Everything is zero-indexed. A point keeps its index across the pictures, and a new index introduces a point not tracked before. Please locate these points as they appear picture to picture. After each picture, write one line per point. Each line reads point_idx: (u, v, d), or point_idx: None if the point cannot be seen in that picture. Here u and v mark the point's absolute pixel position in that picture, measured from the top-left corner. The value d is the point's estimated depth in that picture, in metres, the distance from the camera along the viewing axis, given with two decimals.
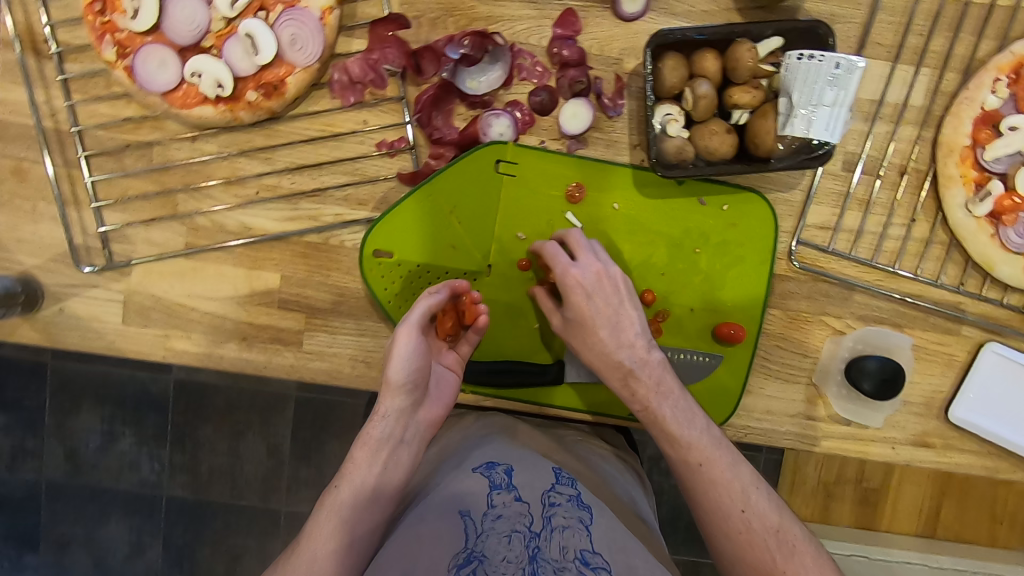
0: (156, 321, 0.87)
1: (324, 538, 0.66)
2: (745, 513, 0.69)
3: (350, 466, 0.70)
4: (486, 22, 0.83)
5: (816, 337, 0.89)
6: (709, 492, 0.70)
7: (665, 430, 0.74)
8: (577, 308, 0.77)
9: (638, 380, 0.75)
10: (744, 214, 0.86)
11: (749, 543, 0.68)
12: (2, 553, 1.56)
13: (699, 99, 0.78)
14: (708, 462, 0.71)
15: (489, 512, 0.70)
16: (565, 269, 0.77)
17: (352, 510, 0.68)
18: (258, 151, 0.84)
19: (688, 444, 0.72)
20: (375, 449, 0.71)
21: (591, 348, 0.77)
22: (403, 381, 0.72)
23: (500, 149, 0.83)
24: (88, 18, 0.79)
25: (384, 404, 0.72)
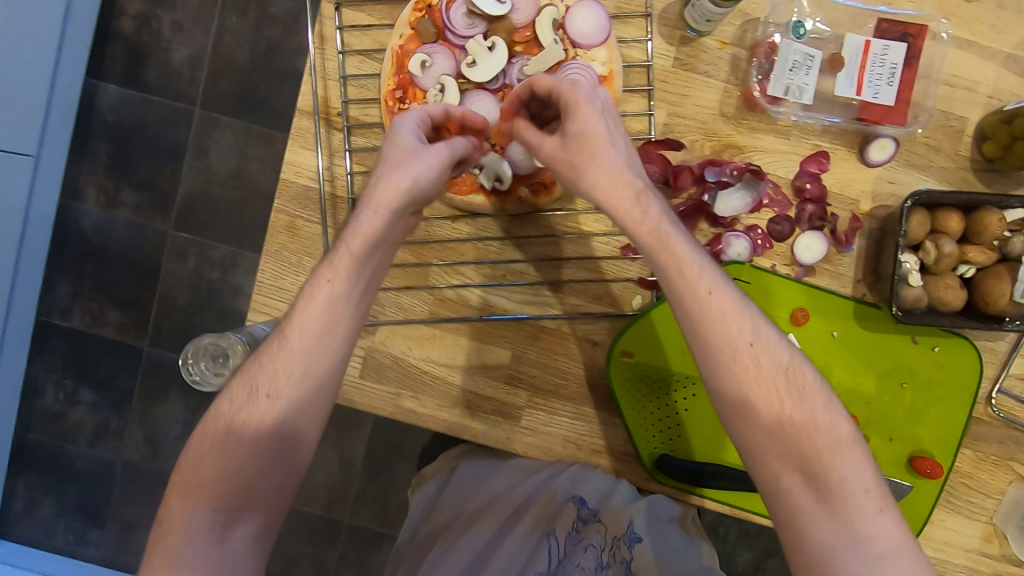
0: (390, 380, 0.93)
1: (314, 352, 0.62)
2: (824, 424, 0.61)
3: (335, 259, 0.63)
4: (741, 150, 0.90)
5: (1000, 479, 0.94)
6: (722, 332, 0.61)
7: (729, 338, 0.61)
8: (585, 123, 0.65)
9: (719, 298, 0.61)
10: (953, 356, 0.91)
11: (803, 421, 0.61)
12: (67, 526, 1.52)
13: (943, 257, 0.84)
14: (759, 346, 0.62)
15: (568, 539, 0.87)
16: (572, 84, 0.67)
17: (333, 310, 0.62)
18: (513, 239, 0.91)
19: (774, 362, 0.61)
20: (360, 263, 0.63)
21: (594, 169, 0.64)
22: (401, 201, 0.64)
23: (739, 269, 0.89)
24: (389, 103, 0.86)
25: (390, 209, 0.64)
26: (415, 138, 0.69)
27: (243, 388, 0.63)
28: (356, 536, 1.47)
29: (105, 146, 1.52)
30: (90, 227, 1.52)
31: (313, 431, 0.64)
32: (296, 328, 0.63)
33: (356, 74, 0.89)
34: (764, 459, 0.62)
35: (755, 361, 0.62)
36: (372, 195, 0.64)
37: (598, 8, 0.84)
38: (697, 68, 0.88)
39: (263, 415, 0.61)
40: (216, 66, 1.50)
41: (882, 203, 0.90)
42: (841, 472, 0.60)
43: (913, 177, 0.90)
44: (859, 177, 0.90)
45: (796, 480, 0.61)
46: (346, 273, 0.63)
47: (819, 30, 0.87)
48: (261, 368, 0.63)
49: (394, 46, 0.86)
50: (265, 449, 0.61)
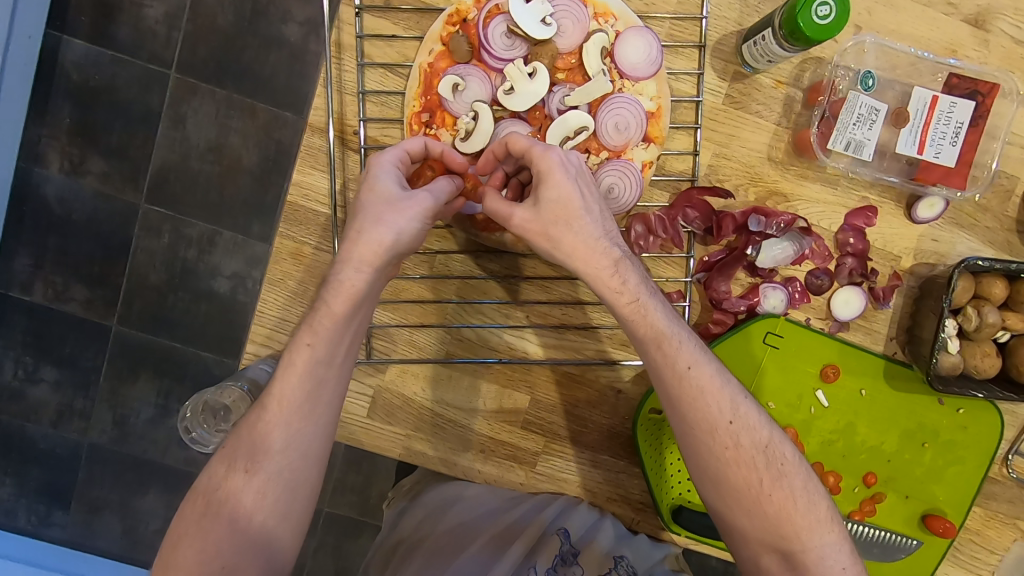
0: (400, 421, 0.86)
1: (297, 413, 0.61)
2: (801, 504, 0.64)
3: (305, 335, 0.61)
4: (785, 198, 0.85)
5: (1008, 538, 0.94)
6: (702, 407, 0.64)
7: (708, 416, 0.64)
8: (561, 192, 0.61)
9: (697, 374, 0.63)
10: (976, 419, 0.90)
11: (781, 502, 0.63)
12: (29, 508, 1.39)
13: (984, 327, 0.82)
14: (738, 425, 0.64)
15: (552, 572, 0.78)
16: (546, 150, 0.63)
17: (313, 374, 0.61)
18: (540, 279, 0.86)
19: (739, 430, 0.64)
20: (343, 324, 0.61)
21: (570, 237, 0.61)
22: (383, 257, 0.60)
23: (773, 322, 0.85)
24: (414, 126, 0.78)
25: (371, 265, 0.60)
26: (394, 184, 0.63)
27: (222, 463, 0.62)
28: (335, 524, 1.36)
29: (69, 107, 1.35)
30: (53, 196, 1.36)
31: (301, 503, 0.62)
32: (273, 397, 0.61)
33: (376, 90, 0.80)
34: (742, 536, 0.65)
35: (734, 439, 0.64)
36: (347, 252, 0.61)
37: (650, 36, 0.77)
38: (748, 108, 0.83)
39: (243, 493, 0.60)
40: (196, 28, 1.34)
41: (924, 260, 0.87)
42: (818, 548, 0.63)
43: (959, 235, 0.87)
44: (904, 233, 0.86)
45: (773, 560, 0.64)
46: (325, 335, 0.61)
47: (881, 76, 0.82)
48: (240, 437, 0.62)
49: (422, 63, 0.78)
50: (245, 527, 0.60)
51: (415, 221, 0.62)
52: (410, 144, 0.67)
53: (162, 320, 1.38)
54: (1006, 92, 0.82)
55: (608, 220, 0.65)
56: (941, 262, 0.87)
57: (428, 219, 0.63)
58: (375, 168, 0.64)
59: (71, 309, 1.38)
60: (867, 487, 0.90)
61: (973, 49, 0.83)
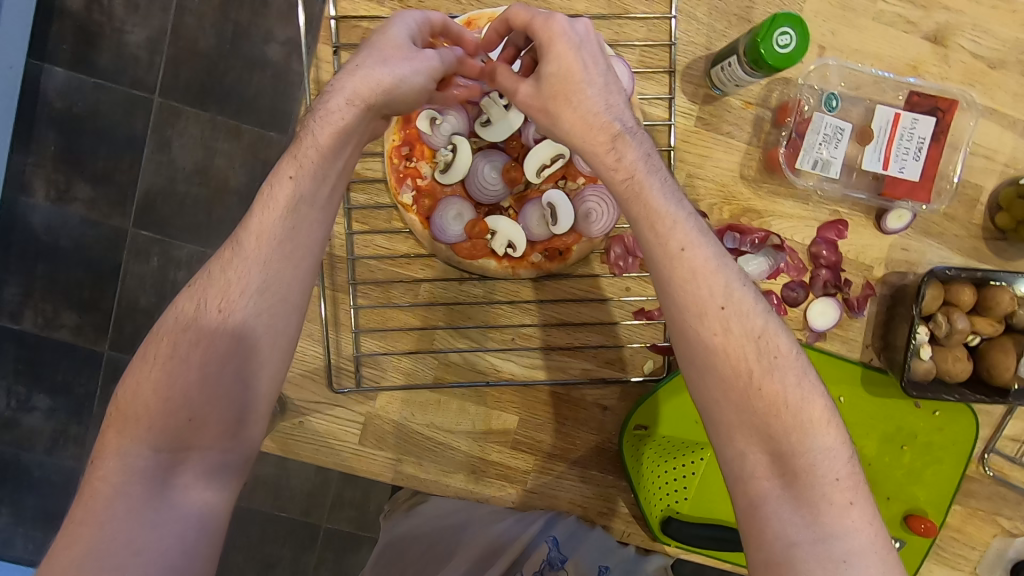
0: (392, 446, 0.88)
1: (281, 250, 0.58)
2: (794, 401, 0.55)
3: (293, 163, 0.60)
4: (759, 214, 0.87)
5: (987, 533, 0.97)
6: (692, 289, 0.55)
7: (698, 297, 0.55)
8: (562, 65, 0.61)
9: (692, 252, 0.56)
10: (952, 420, 0.92)
11: (771, 397, 0.54)
12: (28, 535, 1.40)
13: (956, 332, 0.84)
14: (730, 311, 0.55)
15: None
16: (552, 19, 0.63)
17: (293, 210, 0.59)
18: (524, 303, 0.88)
19: (731, 312, 0.55)
20: (328, 158, 0.60)
21: (570, 113, 0.61)
22: (378, 96, 0.61)
23: None
24: (394, 160, 0.81)
25: (365, 102, 0.61)
26: (405, 36, 0.66)
27: (190, 305, 0.58)
28: (336, 539, 1.38)
29: (54, 135, 1.35)
30: (40, 223, 1.37)
31: (277, 360, 0.59)
32: (251, 231, 0.58)
33: None
34: (727, 437, 0.55)
35: (725, 325, 0.55)
36: (342, 85, 0.61)
37: (621, 65, 0.79)
38: (720, 128, 0.86)
39: (212, 336, 0.56)
40: (178, 52, 1.35)
41: (895, 269, 0.90)
42: (810, 455, 0.53)
43: (928, 244, 0.89)
44: (875, 244, 0.89)
45: (760, 461, 0.54)
46: (309, 168, 0.60)
47: (846, 93, 0.85)
48: (209, 281, 0.58)
49: None
50: (214, 365, 0.56)
51: (419, 73, 0.65)
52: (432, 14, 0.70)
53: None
54: (966, 106, 0.86)
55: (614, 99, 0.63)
56: (912, 271, 0.90)
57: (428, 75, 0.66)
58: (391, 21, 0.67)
59: (62, 336, 1.38)
60: None
61: (934, 65, 0.86)
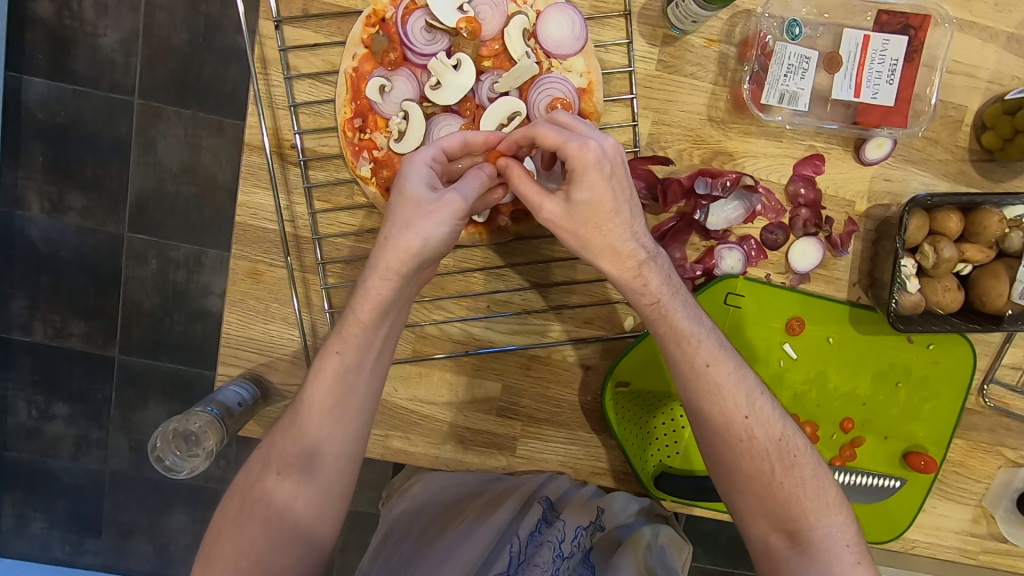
0: (377, 422, 0.89)
1: (337, 420, 0.63)
2: (811, 489, 0.64)
3: (338, 340, 0.62)
4: (731, 156, 0.84)
5: (991, 465, 0.95)
6: (718, 402, 0.65)
7: (724, 409, 0.65)
8: (595, 194, 0.60)
9: (716, 368, 0.65)
10: (947, 353, 0.90)
11: (791, 490, 0.64)
12: (64, 537, 1.46)
13: (943, 262, 0.81)
14: (753, 418, 0.65)
15: (532, 537, 0.83)
16: (583, 144, 0.59)
17: (343, 382, 0.62)
18: (495, 269, 0.85)
19: (753, 418, 0.65)
20: (371, 330, 0.62)
21: (600, 239, 0.62)
22: (408, 263, 0.59)
23: (733, 283, 0.85)
24: (348, 133, 0.78)
25: (398, 273, 0.60)
26: (423, 186, 0.61)
27: (257, 464, 0.64)
28: (358, 522, 1.38)
29: (40, 146, 1.34)
30: (38, 236, 1.37)
31: (338, 504, 0.64)
32: (305, 404, 0.62)
33: (307, 101, 0.80)
34: (753, 519, 0.65)
35: (750, 432, 0.65)
36: (378, 260, 0.60)
37: (571, 11, 0.76)
38: (683, 70, 0.82)
39: (274, 495, 0.62)
40: (153, 51, 1.31)
41: (878, 202, 0.86)
42: (825, 530, 0.63)
43: (911, 172, 0.86)
44: (856, 176, 0.85)
45: (780, 540, 0.64)
46: (355, 342, 0.62)
47: (812, 20, 0.82)
48: (273, 442, 0.64)
49: (347, 68, 0.77)
50: (288, 509, 0.62)
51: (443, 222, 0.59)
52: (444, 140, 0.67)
53: (164, 345, 1.40)
54: (941, 21, 0.81)
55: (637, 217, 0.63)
56: (896, 202, 0.86)
57: (456, 219, 0.60)
58: (403, 173, 0.62)
59: (70, 345, 1.40)
60: (844, 433, 0.91)
61: None
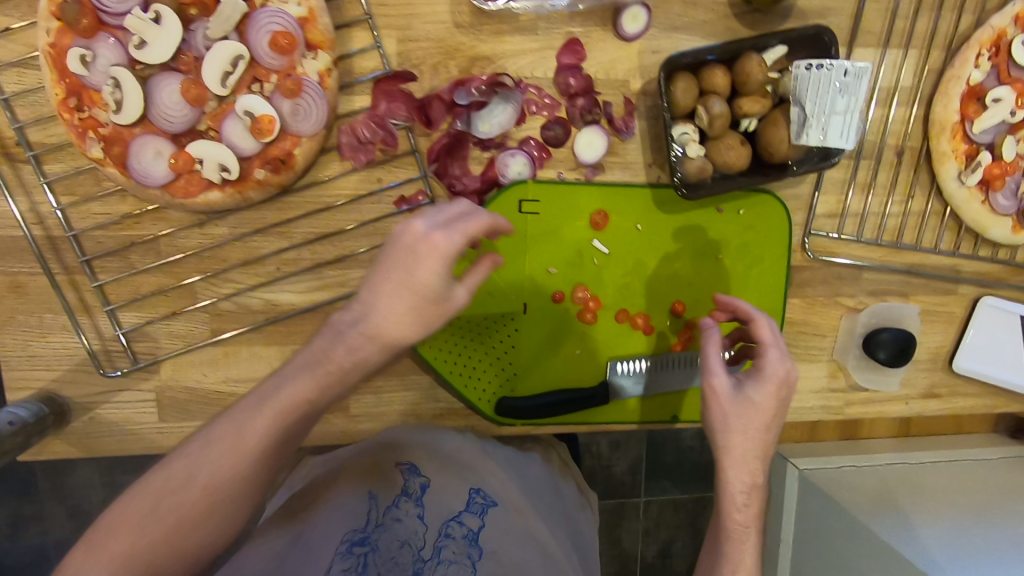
0: (196, 413, 0.85)
1: (232, 465, 0.59)
2: (749, 546, 0.68)
3: (233, 420, 0.60)
4: (490, 61, 0.81)
5: (834, 317, 0.95)
6: (751, 462, 0.68)
7: (740, 473, 0.67)
8: (768, 400, 0.68)
9: (756, 493, 0.68)
10: (759, 215, 0.89)
11: (736, 544, 0.67)
12: None
13: (715, 119, 0.79)
14: (752, 500, 0.68)
15: (391, 508, 0.78)
16: (773, 363, 0.69)
17: (283, 430, 0.60)
18: (274, 227, 0.81)
19: (728, 483, 0.67)
20: (281, 417, 0.61)
21: (729, 420, 0.67)
22: (277, 412, 0.60)
23: (523, 189, 0.83)
24: (66, 116, 0.73)
25: (270, 419, 0.60)
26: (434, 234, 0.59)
27: (146, 499, 0.58)
28: None
29: None
30: None
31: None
32: (216, 479, 0.59)
33: (19, 91, 0.74)
34: (716, 573, 0.67)
35: (747, 536, 0.67)
36: (264, 392, 0.61)
37: None
38: None
39: (170, 538, 0.58)
40: None
41: (651, 76, 0.84)
42: None
43: (675, 39, 0.84)
44: (621, 55, 0.83)
45: None
46: (278, 406, 0.60)
47: None
48: (117, 509, 0.58)
49: (44, 46, 0.71)
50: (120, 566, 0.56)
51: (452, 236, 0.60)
52: (485, 217, 0.62)
53: None
54: None
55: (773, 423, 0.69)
56: None
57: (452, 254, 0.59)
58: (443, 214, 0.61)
59: None
60: (679, 317, 0.90)
61: None
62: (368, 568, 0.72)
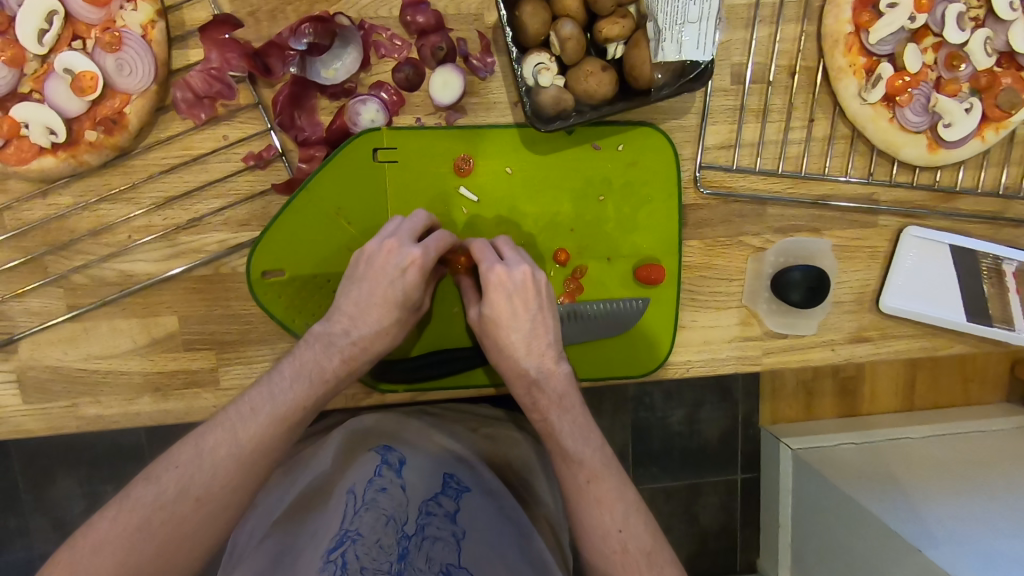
0: (59, 393, 0.81)
1: (240, 454, 0.65)
2: (600, 464, 0.73)
3: (223, 421, 0.66)
4: (328, 3, 0.77)
5: (740, 259, 0.87)
6: (538, 382, 0.73)
7: (546, 400, 0.74)
8: (497, 308, 0.73)
9: (539, 390, 0.74)
10: (641, 150, 0.82)
11: (586, 467, 0.72)
12: None
13: (565, 42, 0.73)
14: (579, 427, 0.74)
15: (371, 485, 0.77)
16: (497, 273, 0.73)
17: (266, 431, 0.66)
18: (120, 193, 0.78)
19: (548, 409, 0.74)
20: (265, 414, 0.67)
21: (496, 344, 0.74)
22: (277, 421, 0.67)
23: (376, 136, 0.78)
24: None
25: (265, 416, 0.67)
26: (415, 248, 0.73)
27: (171, 483, 0.64)
28: None
29: None
30: None
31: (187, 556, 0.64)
32: (215, 461, 0.65)
33: None
34: (581, 503, 0.72)
35: (581, 460, 0.73)
36: (287, 363, 0.69)
37: None
38: None
39: (184, 519, 0.63)
40: None
41: None
42: (591, 508, 0.72)
43: None
44: None
45: (595, 514, 0.71)
46: (256, 401, 0.67)
47: None
48: (132, 491, 0.64)
49: None
50: (145, 526, 0.62)
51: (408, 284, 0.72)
52: (432, 245, 0.73)
53: None
54: None
55: (537, 326, 0.73)
56: None
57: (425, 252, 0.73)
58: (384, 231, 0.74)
59: None
60: (562, 266, 0.84)
61: None
62: (349, 565, 0.66)
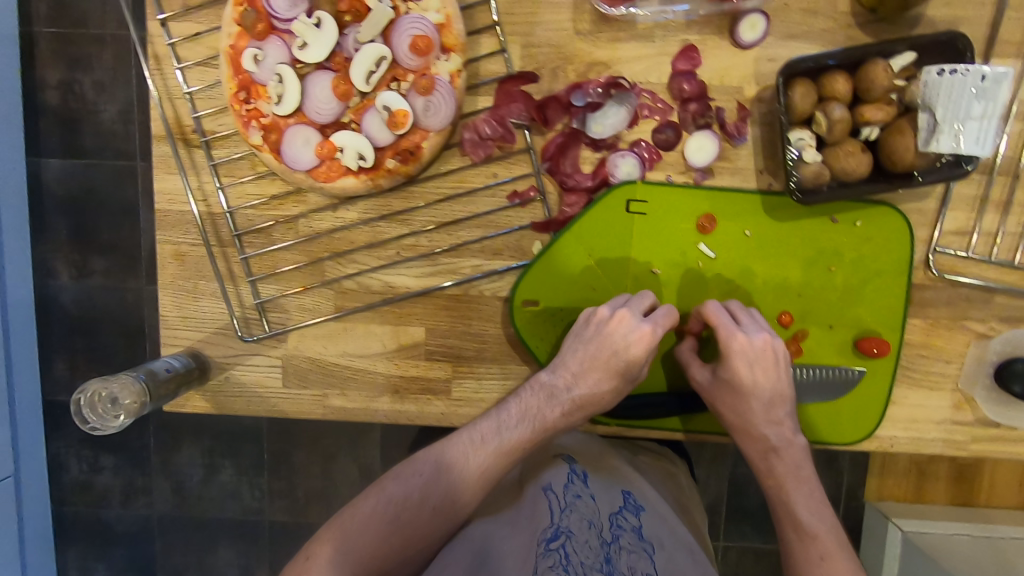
0: (314, 382, 0.92)
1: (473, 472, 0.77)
2: (831, 534, 0.76)
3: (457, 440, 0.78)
4: (607, 66, 0.85)
5: (960, 343, 0.88)
6: (773, 449, 0.80)
7: (781, 471, 0.80)
8: (735, 375, 0.80)
9: (777, 459, 0.80)
10: (879, 227, 0.86)
11: (817, 536, 0.76)
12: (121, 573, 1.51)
13: (835, 124, 0.78)
14: (812, 498, 0.78)
15: (568, 490, 0.80)
16: (735, 338, 0.79)
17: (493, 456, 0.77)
18: (398, 214, 0.88)
19: (782, 478, 0.80)
20: (497, 438, 0.78)
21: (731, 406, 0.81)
22: (511, 449, 0.78)
23: (631, 189, 0.85)
24: (235, 107, 0.84)
25: (494, 443, 0.78)
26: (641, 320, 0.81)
27: (414, 485, 0.75)
28: None
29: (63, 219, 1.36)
30: (70, 301, 1.39)
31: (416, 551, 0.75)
32: (450, 472, 0.76)
33: (199, 85, 0.87)
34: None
35: (812, 530, 0.76)
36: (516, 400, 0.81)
37: None
38: None
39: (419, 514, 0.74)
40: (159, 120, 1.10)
41: (767, 83, 0.84)
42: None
43: (794, 47, 0.84)
44: (737, 63, 0.84)
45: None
46: (485, 429, 0.79)
47: None
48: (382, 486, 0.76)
49: (225, 47, 0.83)
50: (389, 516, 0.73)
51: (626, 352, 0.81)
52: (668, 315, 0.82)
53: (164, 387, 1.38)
54: None
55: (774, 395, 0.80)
56: None
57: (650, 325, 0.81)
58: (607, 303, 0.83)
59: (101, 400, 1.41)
60: (785, 328, 0.88)
61: None
62: (569, 560, 0.71)
